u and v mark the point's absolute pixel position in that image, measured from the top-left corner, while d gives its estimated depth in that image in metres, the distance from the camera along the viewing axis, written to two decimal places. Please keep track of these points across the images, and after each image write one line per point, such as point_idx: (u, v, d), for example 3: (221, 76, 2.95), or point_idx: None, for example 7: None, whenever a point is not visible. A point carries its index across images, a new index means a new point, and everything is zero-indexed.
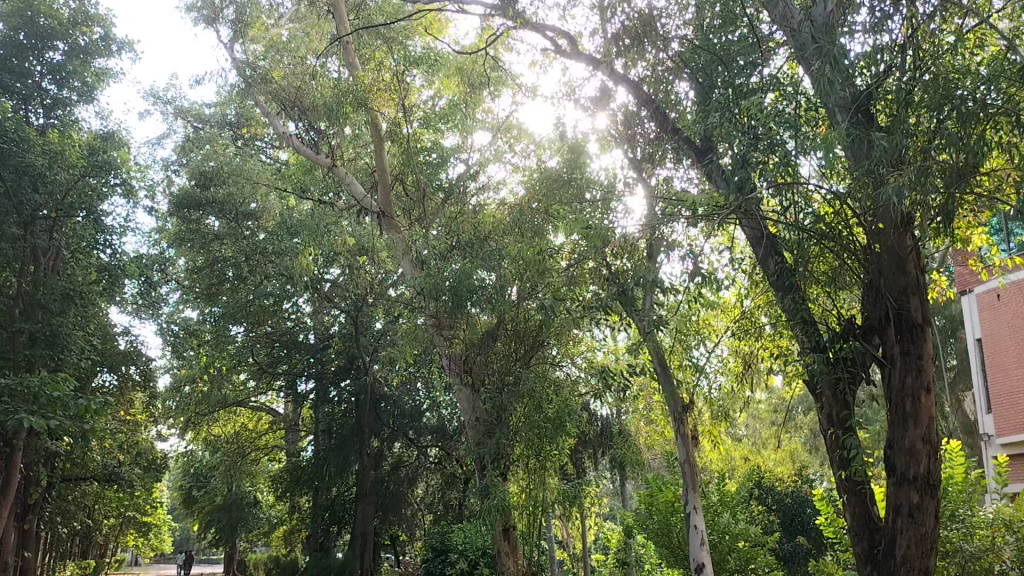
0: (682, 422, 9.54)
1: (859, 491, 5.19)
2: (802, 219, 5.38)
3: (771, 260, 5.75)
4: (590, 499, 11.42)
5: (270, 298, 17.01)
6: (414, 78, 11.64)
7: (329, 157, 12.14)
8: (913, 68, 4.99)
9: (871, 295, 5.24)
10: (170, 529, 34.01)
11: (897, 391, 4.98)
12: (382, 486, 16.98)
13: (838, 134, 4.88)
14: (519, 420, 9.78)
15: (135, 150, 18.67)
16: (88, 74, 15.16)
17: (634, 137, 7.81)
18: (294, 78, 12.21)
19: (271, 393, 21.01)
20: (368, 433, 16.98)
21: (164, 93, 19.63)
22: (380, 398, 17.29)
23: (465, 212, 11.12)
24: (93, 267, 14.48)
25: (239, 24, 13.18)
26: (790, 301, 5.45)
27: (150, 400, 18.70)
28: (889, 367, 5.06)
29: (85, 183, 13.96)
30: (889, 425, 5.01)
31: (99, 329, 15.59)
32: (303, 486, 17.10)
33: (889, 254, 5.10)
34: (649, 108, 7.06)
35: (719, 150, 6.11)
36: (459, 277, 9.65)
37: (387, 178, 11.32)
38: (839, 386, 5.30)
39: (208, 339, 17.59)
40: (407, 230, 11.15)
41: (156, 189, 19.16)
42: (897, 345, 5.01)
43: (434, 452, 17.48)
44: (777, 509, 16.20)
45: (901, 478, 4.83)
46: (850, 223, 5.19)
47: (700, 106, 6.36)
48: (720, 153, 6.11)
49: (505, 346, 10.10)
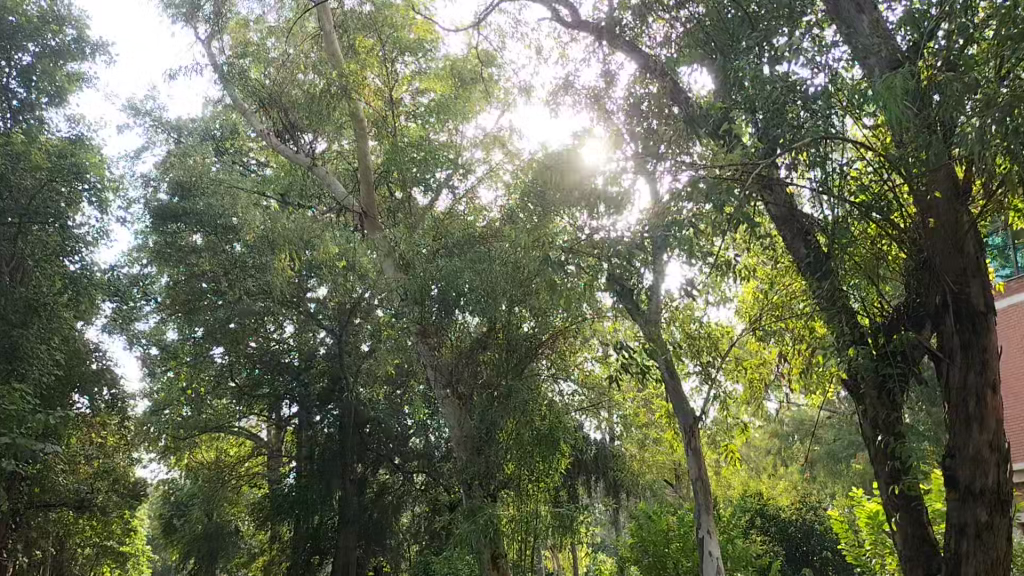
0: (690, 437, 8.78)
1: (914, 510, 4.41)
2: (840, 192, 4.66)
3: (802, 245, 5.06)
4: (585, 525, 10.56)
5: (250, 314, 16.23)
6: (401, 74, 10.90)
7: (308, 158, 11.42)
8: (971, 22, 4.39)
9: (923, 280, 4.51)
10: (149, 565, 32.78)
11: (958, 392, 4.21)
12: (364, 514, 15.92)
13: (891, 84, 4.21)
14: (510, 437, 9.01)
15: (110, 161, 17.90)
16: (60, 77, 14.53)
17: (641, 118, 7.12)
18: (275, 76, 11.50)
19: (252, 417, 20.09)
20: (352, 457, 16.13)
21: (144, 106, 18.93)
22: (363, 421, 16.42)
23: (454, 215, 10.35)
24: (58, 276, 13.58)
25: (218, 21, 12.08)
26: (825, 286, 4.73)
27: (122, 422, 17.78)
28: (946, 363, 4.32)
29: (53, 188, 13.20)
30: (949, 431, 4.24)
31: (68, 344, 14.79)
32: (283, 514, 16.15)
33: (944, 229, 4.36)
34: (659, 76, 6.46)
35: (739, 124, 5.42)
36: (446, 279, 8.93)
37: (370, 177, 10.54)
38: (885, 386, 4.54)
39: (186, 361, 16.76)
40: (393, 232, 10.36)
41: (133, 203, 18.38)
42: (957, 336, 4.27)
43: (420, 478, 16.47)
44: (782, 541, 15.34)
45: (966, 492, 4.06)
46: (895, 196, 4.49)
47: (717, 78, 5.68)
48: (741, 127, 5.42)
49: (496, 353, 9.33)
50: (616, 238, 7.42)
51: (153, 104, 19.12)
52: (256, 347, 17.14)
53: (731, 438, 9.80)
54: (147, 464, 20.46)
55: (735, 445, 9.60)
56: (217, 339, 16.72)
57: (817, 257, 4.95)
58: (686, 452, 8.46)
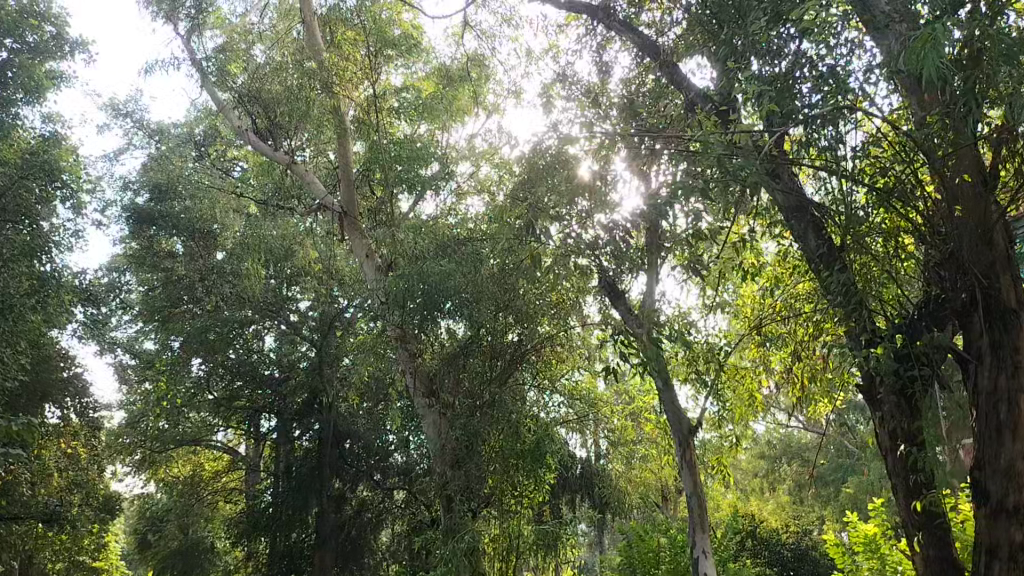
0: (685, 450, 8.27)
1: (938, 529, 3.97)
2: (856, 177, 4.24)
3: (814, 238, 4.63)
4: (573, 546, 10.00)
5: (231, 325, 15.95)
6: (385, 71, 10.49)
7: (288, 155, 10.95)
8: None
9: (947, 274, 4.09)
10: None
11: (988, 397, 3.80)
12: (340, 532, 15.33)
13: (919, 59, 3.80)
14: (493, 450, 8.56)
15: (87, 162, 17.45)
16: (38, 73, 14.08)
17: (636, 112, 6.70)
18: (256, 72, 11.05)
19: (229, 430, 19.46)
20: (329, 473, 15.56)
21: (124, 106, 18.49)
22: (344, 435, 15.85)
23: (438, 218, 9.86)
24: (28, 276, 12.97)
25: (199, 16, 11.66)
26: (839, 281, 4.30)
27: (93, 433, 17.11)
28: (973, 366, 3.90)
29: (25, 185, 12.65)
30: (977, 441, 3.82)
31: (37, 349, 14.18)
32: (259, 532, 15.48)
33: (971, 218, 3.95)
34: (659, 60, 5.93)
35: (744, 107, 5.00)
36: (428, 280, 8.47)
37: (350, 176, 10.07)
38: (904, 391, 4.11)
39: (166, 368, 16.31)
40: (372, 235, 9.85)
41: (110, 206, 17.87)
42: (987, 336, 3.85)
43: (399, 496, 15.94)
44: (775, 565, 14.77)
45: (999, 509, 3.63)
46: (918, 182, 4.07)
47: (720, 62, 5.26)
48: (745, 110, 5.01)
49: (479, 362, 8.83)
50: (610, 238, 6.99)
51: (135, 105, 18.70)
52: (234, 357, 16.55)
53: (725, 454, 9.32)
54: (121, 479, 19.74)
55: (730, 460, 9.20)
56: (194, 348, 16.18)
57: (831, 249, 4.51)
58: (681, 466, 7.97)
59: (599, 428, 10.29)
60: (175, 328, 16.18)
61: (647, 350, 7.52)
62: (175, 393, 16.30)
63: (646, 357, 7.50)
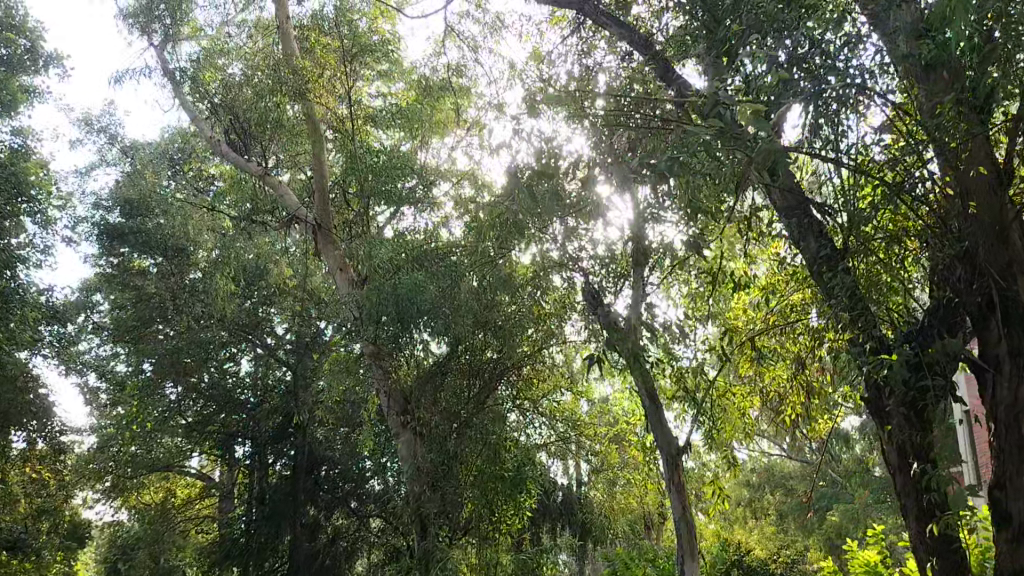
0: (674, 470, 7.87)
1: (954, 555, 3.63)
2: (859, 172, 3.91)
3: (814, 241, 4.29)
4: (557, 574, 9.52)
5: (205, 347, 15.63)
6: (363, 82, 10.18)
7: (263, 167, 10.58)
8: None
9: (961, 275, 3.74)
10: None
11: (1010, 409, 3.45)
12: (314, 561, 14.56)
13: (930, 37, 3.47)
14: (471, 473, 8.20)
15: (57, 176, 17.02)
16: (11, 85, 13.56)
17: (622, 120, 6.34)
18: (229, 81, 10.71)
19: (202, 455, 18.87)
20: (303, 501, 15.00)
21: (98, 121, 18.12)
22: (319, 460, 15.30)
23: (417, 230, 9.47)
24: None
25: (173, 25, 11.35)
26: (843, 285, 3.95)
27: (59, 457, 16.50)
28: (991, 376, 3.55)
29: None
30: (997, 457, 3.49)
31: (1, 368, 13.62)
32: (230, 561, 14.85)
33: (986, 214, 3.61)
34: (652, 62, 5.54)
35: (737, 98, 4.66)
36: (402, 292, 8.09)
37: (325, 186, 9.76)
38: (914, 404, 3.76)
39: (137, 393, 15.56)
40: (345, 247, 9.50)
41: (81, 221, 17.43)
42: (1006, 342, 3.51)
43: (375, 524, 14.63)
44: None
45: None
46: (927, 175, 3.74)
47: (712, 55, 4.93)
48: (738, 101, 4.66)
49: (456, 381, 8.42)
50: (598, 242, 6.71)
51: (109, 120, 18.32)
52: (206, 379, 16.04)
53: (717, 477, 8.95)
54: (89, 507, 19.05)
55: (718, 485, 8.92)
56: (165, 371, 15.54)
57: (832, 251, 4.17)
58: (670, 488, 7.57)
59: (583, 451, 9.90)
60: (147, 352, 15.54)
61: (635, 365, 7.18)
62: (146, 417, 15.67)
63: (633, 373, 7.16)
